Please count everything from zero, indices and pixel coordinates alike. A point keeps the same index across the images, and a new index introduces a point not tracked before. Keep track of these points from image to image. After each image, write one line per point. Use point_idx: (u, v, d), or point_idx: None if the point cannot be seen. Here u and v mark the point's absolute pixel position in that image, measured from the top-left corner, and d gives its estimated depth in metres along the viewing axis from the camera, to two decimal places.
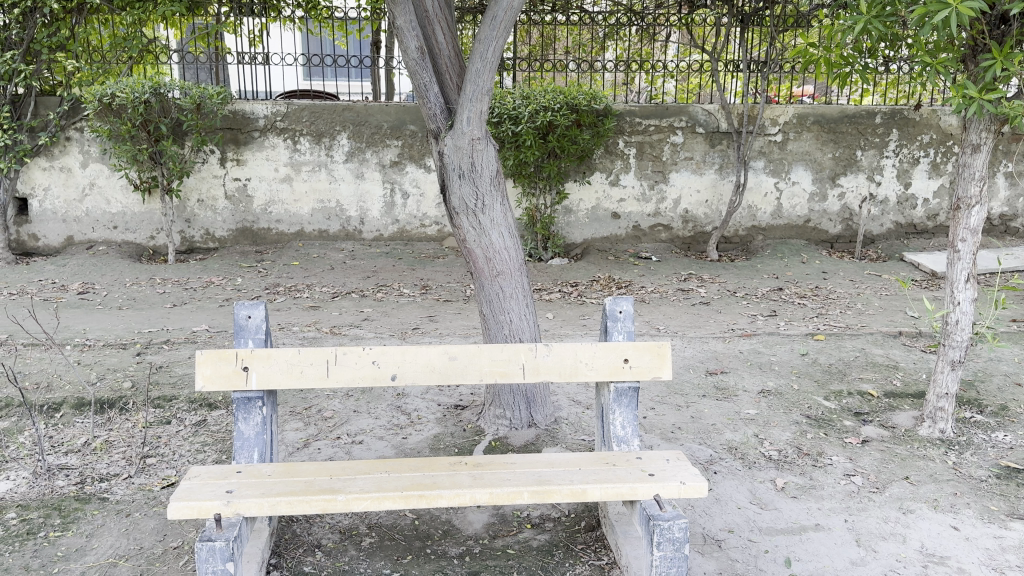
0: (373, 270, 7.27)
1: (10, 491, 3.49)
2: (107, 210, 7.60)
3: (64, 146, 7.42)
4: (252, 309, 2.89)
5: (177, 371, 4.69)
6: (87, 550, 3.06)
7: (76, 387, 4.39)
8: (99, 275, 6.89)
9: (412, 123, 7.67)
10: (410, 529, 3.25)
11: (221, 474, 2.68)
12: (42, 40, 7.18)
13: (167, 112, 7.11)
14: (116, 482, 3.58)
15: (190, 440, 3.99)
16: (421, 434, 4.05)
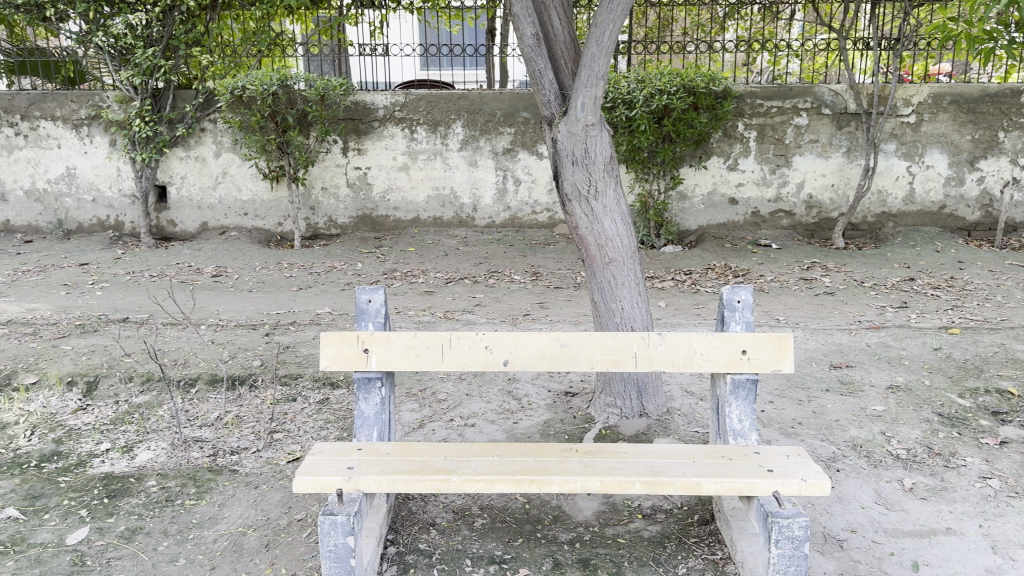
0: (485, 256, 7.36)
1: (151, 460, 3.76)
2: (239, 197, 8.02)
3: (199, 137, 7.88)
4: (372, 293, 2.99)
5: (302, 351, 4.90)
6: (219, 519, 3.26)
7: (209, 364, 4.67)
8: (231, 259, 7.30)
9: (525, 110, 7.70)
10: (521, 513, 3.29)
11: (342, 451, 2.80)
12: (180, 36, 7.59)
13: (293, 103, 7.38)
14: (246, 455, 3.80)
15: (313, 417, 4.18)
16: (531, 419, 4.08)
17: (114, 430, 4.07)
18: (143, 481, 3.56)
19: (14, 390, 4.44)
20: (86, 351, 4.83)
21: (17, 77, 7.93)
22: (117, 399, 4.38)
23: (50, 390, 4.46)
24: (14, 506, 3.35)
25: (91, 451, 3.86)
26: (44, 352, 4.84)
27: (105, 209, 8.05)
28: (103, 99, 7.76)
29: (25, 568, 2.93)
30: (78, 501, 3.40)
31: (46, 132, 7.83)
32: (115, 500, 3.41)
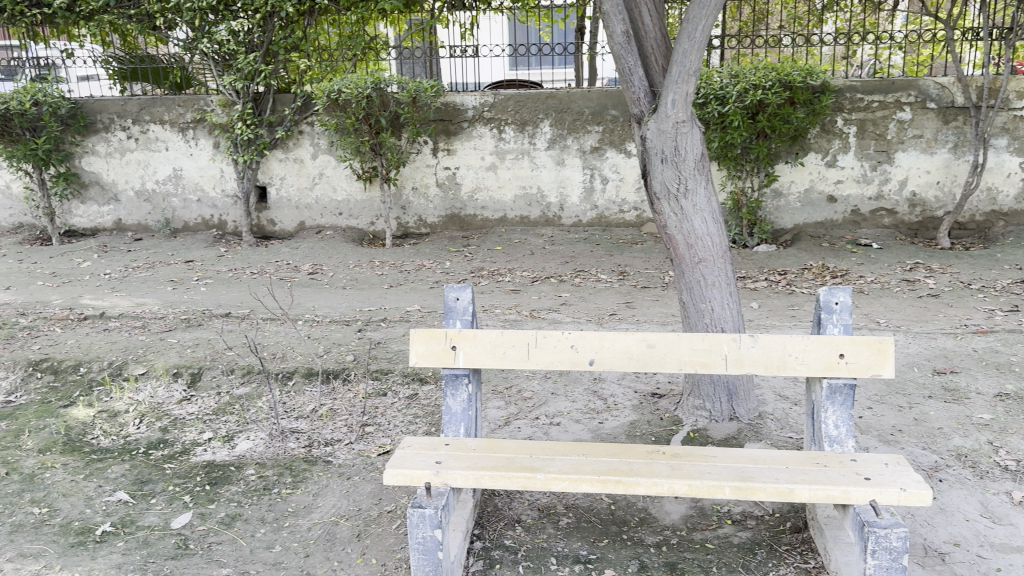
0: (572, 255, 7.35)
1: (249, 450, 3.93)
2: (334, 197, 8.27)
3: (297, 139, 8.16)
4: (460, 291, 3.02)
5: (393, 347, 5.02)
6: (313, 508, 3.38)
7: (305, 358, 4.84)
8: (327, 257, 7.54)
9: (614, 107, 7.64)
10: (607, 513, 3.28)
11: (431, 446, 2.85)
12: (280, 42, 7.85)
13: (386, 105, 7.54)
14: (339, 447, 3.92)
15: (402, 411, 4.27)
16: (617, 420, 4.06)
17: (215, 420, 4.27)
18: (242, 470, 3.73)
19: (125, 380, 4.72)
20: (192, 345, 5.09)
21: (128, 84, 8.36)
22: (219, 390, 4.60)
23: (158, 380, 4.71)
24: (124, 489, 3.57)
25: (194, 440, 4.06)
26: (152, 345, 5.12)
27: (210, 209, 8.44)
28: (207, 103, 8.12)
29: (134, 549, 3.11)
30: (182, 487, 3.59)
31: (156, 135, 8.28)
32: (216, 487, 3.58)
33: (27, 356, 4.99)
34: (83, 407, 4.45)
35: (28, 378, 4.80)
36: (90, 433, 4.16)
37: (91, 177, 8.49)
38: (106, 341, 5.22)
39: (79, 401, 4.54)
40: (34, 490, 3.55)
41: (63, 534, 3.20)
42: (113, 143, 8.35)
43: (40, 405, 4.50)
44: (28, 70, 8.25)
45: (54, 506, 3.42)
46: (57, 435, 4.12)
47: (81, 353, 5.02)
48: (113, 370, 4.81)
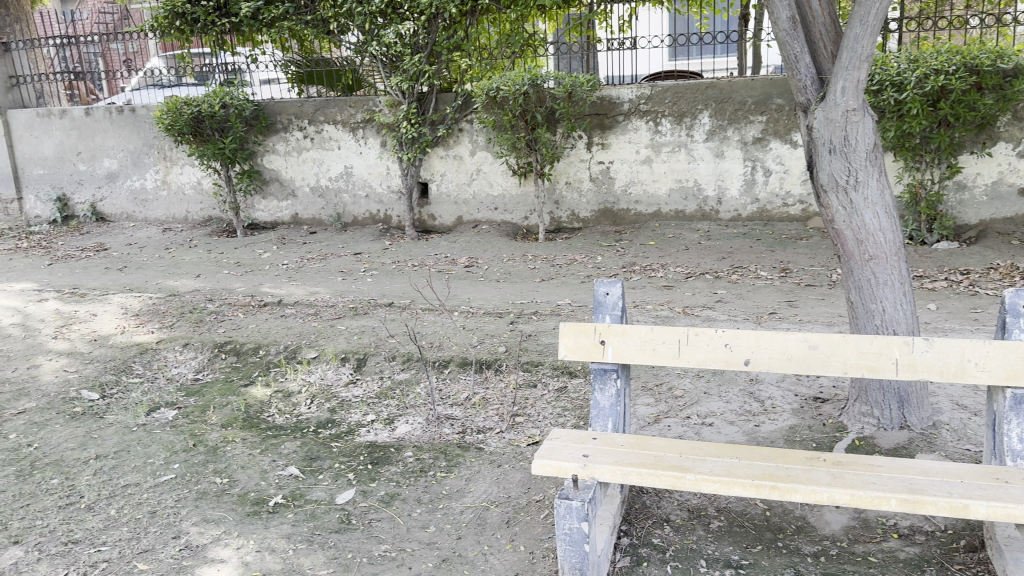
0: (729, 251, 7.13)
1: (408, 433, 4.12)
2: (490, 192, 8.48)
3: (457, 137, 8.43)
4: (610, 287, 3.02)
5: (543, 340, 5.08)
6: (465, 492, 3.50)
7: (460, 348, 5.01)
8: (482, 251, 7.74)
9: (780, 96, 7.33)
10: (761, 519, 3.17)
11: (579, 439, 2.88)
12: (443, 42, 8.08)
13: (543, 101, 7.63)
14: (491, 435, 4.03)
15: (552, 403, 4.33)
16: (775, 424, 3.91)
17: (377, 403, 4.52)
18: (401, 452, 3.92)
19: (298, 362, 5.08)
20: (357, 332, 5.39)
21: (305, 86, 8.94)
22: (382, 375, 4.84)
23: (327, 363, 5.03)
24: (295, 465, 3.85)
25: (358, 421, 4.31)
26: (323, 330, 5.47)
27: (376, 205, 8.89)
28: (376, 104, 8.55)
29: (302, 521, 3.35)
30: (347, 465, 3.83)
31: (329, 135, 8.82)
32: (377, 467, 3.79)
33: (213, 338, 5.48)
34: (261, 386, 4.84)
35: (214, 358, 5.27)
36: (267, 411, 4.51)
37: (271, 175, 9.17)
38: (282, 326, 5.64)
39: (257, 381, 4.94)
40: (217, 461, 3.90)
41: (241, 503, 3.50)
42: (291, 143, 8.98)
43: (223, 383, 4.93)
44: (218, 75, 8.97)
45: (234, 477, 3.75)
46: (238, 411, 4.50)
47: (260, 337, 5.45)
48: (287, 353, 5.18)
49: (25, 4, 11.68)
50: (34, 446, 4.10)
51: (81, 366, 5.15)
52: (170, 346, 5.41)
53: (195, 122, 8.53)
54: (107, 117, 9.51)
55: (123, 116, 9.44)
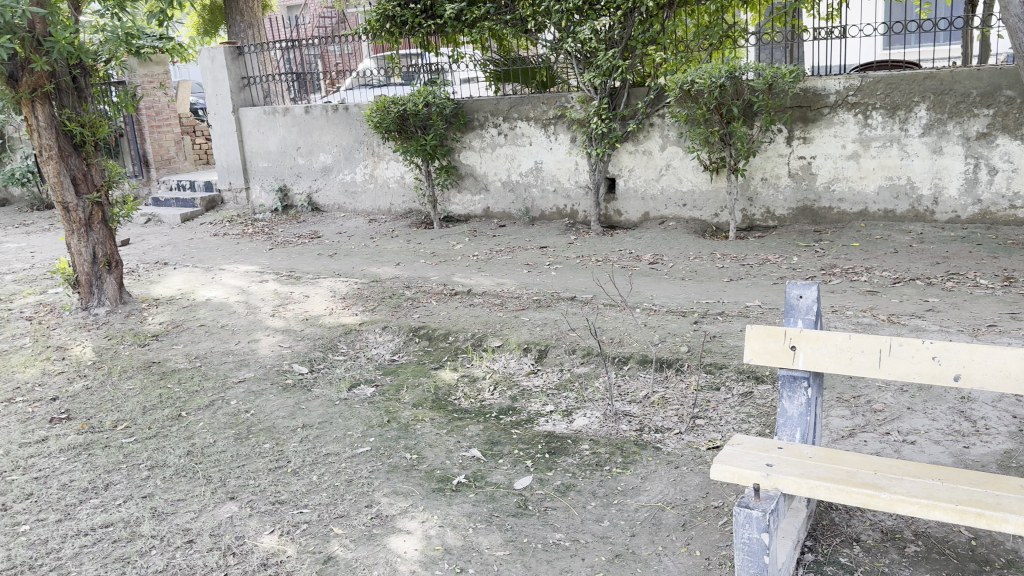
0: (943, 255, 6.55)
1: (586, 426, 4.17)
2: (679, 188, 8.32)
3: (648, 132, 8.34)
4: (804, 289, 2.89)
5: (729, 341, 4.94)
6: (641, 490, 3.50)
7: (642, 345, 4.98)
8: (669, 248, 7.63)
9: (1010, 87, 6.65)
10: (965, 548, 2.91)
11: (763, 447, 2.79)
12: (638, 37, 7.97)
13: (740, 93, 7.38)
14: (670, 435, 3.99)
15: (735, 408, 4.20)
16: (987, 447, 3.56)
17: (557, 394, 4.61)
18: (578, 444, 3.98)
19: (484, 350, 5.29)
20: (541, 323, 5.51)
21: (502, 85, 9.25)
22: (562, 367, 4.92)
23: (511, 352, 5.19)
24: (477, 447, 4.02)
25: (538, 411, 4.42)
26: (508, 321, 5.64)
27: (564, 199, 9.01)
28: (568, 100, 8.64)
29: (482, 502, 3.50)
30: (525, 452, 3.94)
31: (523, 131, 9.03)
32: (554, 457, 3.87)
33: (409, 322, 5.82)
34: (449, 370, 5.09)
35: (408, 342, 5.61)
36: (454, 394, 4.74)
37: (467, 170, 9.55)
38: (470, 315, 5.88)
39: (446, 365, 5.20)
40: (408, 438, 4.16)
41: (427, 480, 3.72)
42: (486, 139, 9.31)
43: (415, 365, 5.24)
44: (423, 75, 9.39)
45: (422, 454, 3.98)
46: (428, 393, 4.77)
47: (450, 323, 5.73)
48: (474, 341, 5.41)
49: (258, 13, 12.94)
50: (252, 412, 4.58)
51: (294, 342, 5.67)
52: (370, 329, 5.81)
53: (400, 121, 9.04)
54: (324, 115, 10.35)
55: (338, 115, 10.24)
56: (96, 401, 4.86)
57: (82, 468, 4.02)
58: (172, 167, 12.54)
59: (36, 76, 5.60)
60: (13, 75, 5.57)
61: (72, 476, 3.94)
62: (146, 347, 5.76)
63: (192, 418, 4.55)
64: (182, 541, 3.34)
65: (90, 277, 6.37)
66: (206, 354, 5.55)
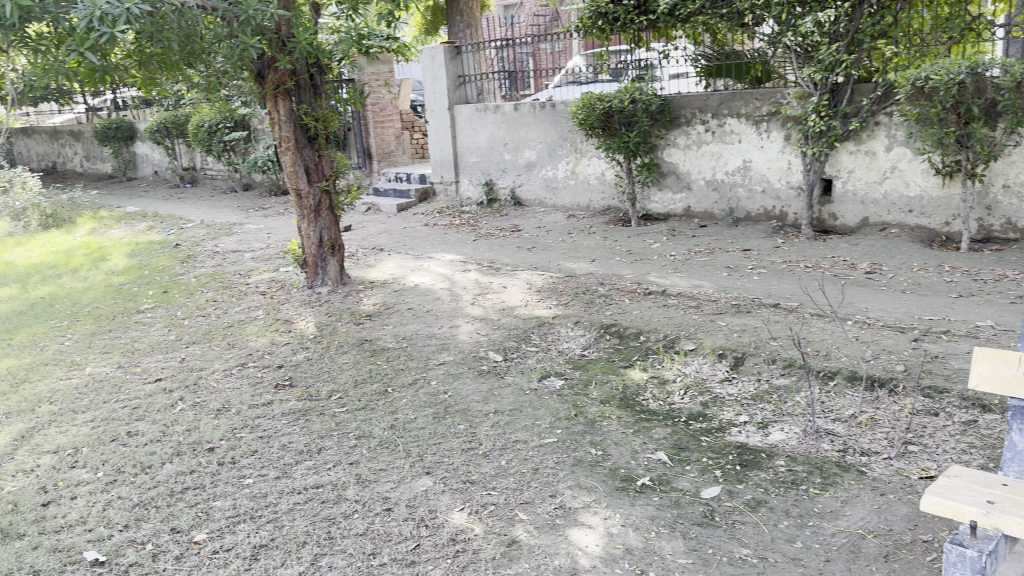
0: None
1: (782, 441, 3.98)
2: (905, 193, 7.69)
3: (872, 131, 7.76)
4: None
5: (953, 364, 4.50)
6: (840, 515, 3.28)
7: (851, 360, 4.66)
8: (889, 257, 7.09)
9: None
10: None
11: (984, 482, 2.51)
12: (867, 29, 7.32)
13: (982, 91, 6.68)
14: (876, 459, 3.71)
15: (955, 437, 3.82)
16: None
17: (753, 405, 4.43)
18: (773, 459, 3.81)
19: (677, 352, 5.19)
20: (739, 329, 5.32)
21: (713, 80, 9.07)
22: (759, 377, 4.73)
23: (705, 357, 5.05)
24: (664, 451, 3.96)
25: (730, 420, 4.28)
26: (704, 324, 5.50)
27: (773, 201, 8.62)
28: (784, 96, 8.26)
29: (667, 506, 3.45)
30: (715, 462, 3.83)
31: (732, 128, 8.74)
32: (746, 469, 3.73)
33: (601, 319, 5.84)
34: (640, 370, 5.05)
35: (600, 338, 5.63)
36: (643, 394, 4.70)
37: (670, 167, 9.39)
38: (664, 315, 5.80)
39: (637, 364, 5.15)
40: (595, 434, 4.18)
41: (612, 477, 3.72)
42: (692, 136, 9.10)
43: (606, 362, 5.25)
44: (631, 71, 9.41)
45: (607, 451, 3.98)
46: (617, 391, 4.76)
47: (643, 323, 5.68)
48: (667, 342, 5.33)
49: (476, 12, 13.47)
50: (448, 394, 4.81)
51: (490, 331, 5.87)
52: (563, 322, 5.89)
53: (605, 117, 9.01)
54: (531, 111, 10.56)
55: (545, 111, 10.44)
56: (313, 372, 5.32)
57: (299, 432, 4.42)
58: (391, 159, 13.41)
59: (280, 74, 6.17)
60: (261, 73, 6.18)
61: (291, 438, 4.34)
62: (360, 325, 6.22)
63: (395, 395, 4.85)
64: (381, 508, 3.57)
65: (316, 259, 6.99)
66: (410, 336, 5.89)
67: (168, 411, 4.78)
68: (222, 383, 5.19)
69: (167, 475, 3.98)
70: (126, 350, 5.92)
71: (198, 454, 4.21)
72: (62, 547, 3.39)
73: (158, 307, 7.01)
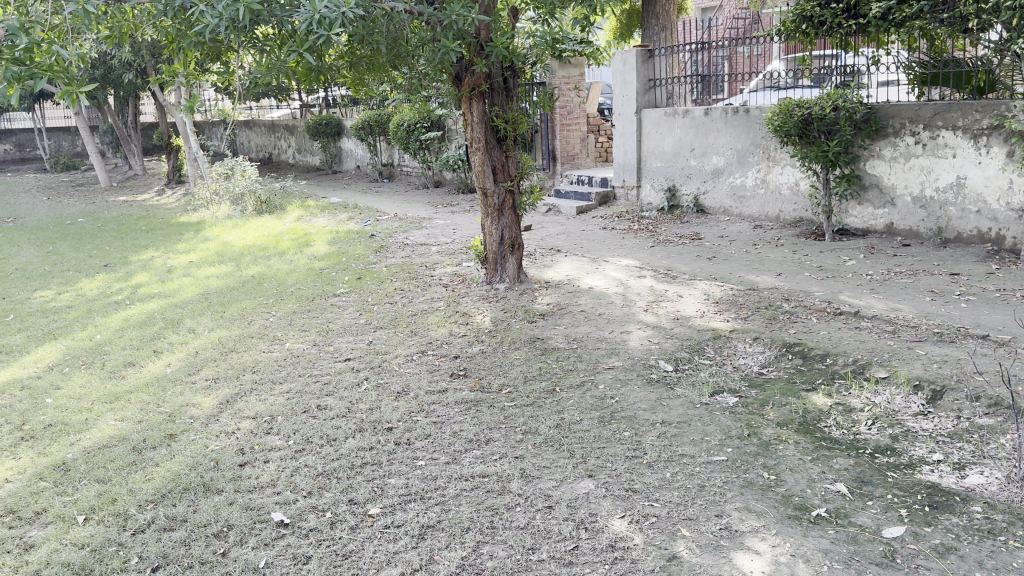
0: None
1: (980, 486, 3.64)
2: None
3: None
4: None
5: None
6: None
7: None
8: None
9: None
10: None
11: None
12: None
13: None
14: None
15: None
16: None
17: (949, 443, 4.08)
18: (968, 504, 3.49)
19: (866, 380, 4.88)
20: (938, 360, 4.91)
21: (927, 88, 8.41)
22: (959, 415, 4.35)
23: (897, 387, 4.71)
24: (844, 483, 3.74)
25: (922, 457, 3.97)
26: (899, 351, 5.13)
27: (989, 222, 7.87)
28: (1009, 108, 7.50)
29: (843, 541, 3.26)
30: (901, 500, 3.57)
31: (946, 141, 8.09)
32: (936, 512, 3.45)
33: (783, 337, 5.60)
34: (822, 395, 4.79)
35: (781, 357, 5.40)
36: (824, 421, 4.45)
37: (872, 181, 8.84)
38: (853, 338, 5.47)
39: (820, 388, 4.89)
40: (767, 456, 4.02)
41: (783, 504, 3.56)
42: (899, 148, 8.50)
43: (785, 383, 5.02)
44: (835, 77, 8.95)
45: (781, 476, 3.82)
46: (795, 414, 4.54)
47: (829, 344, 5.39)
48: (855, 368, 5.03)
49: (673, 16, 13.30)
50: (617, 399, 4.80)
51: (663, 339, 5.79)
52: (741, 337, 5.71)
53: (803, 124, 8.62)
54: (722, 117, 10.28)
55: (737, 117, 10.11)
56: (487, 364, 5.49)
57: (471, 421, 4.58)
58: (576, 162, 13.54)
59: (475, 77, 6.41)
60: (459, 76, 6.47)
61: (463, 426, 4.51)
62: (534, 323, 6.33)
63: (564, 395, 4.90)
64: (543, 505, 3.63)
65: (496, 256, 7.21)
66: (581, 338, 5.93)
67: (354, 389, 5.12)
68: (404, 368, 5.49)
69: (349, 449, 4.26)
70: (321, 330, 6.39)
71: (378, 433, 4.47)
72: (254, 506, 3.72)
73: (351, 292, 7.51)
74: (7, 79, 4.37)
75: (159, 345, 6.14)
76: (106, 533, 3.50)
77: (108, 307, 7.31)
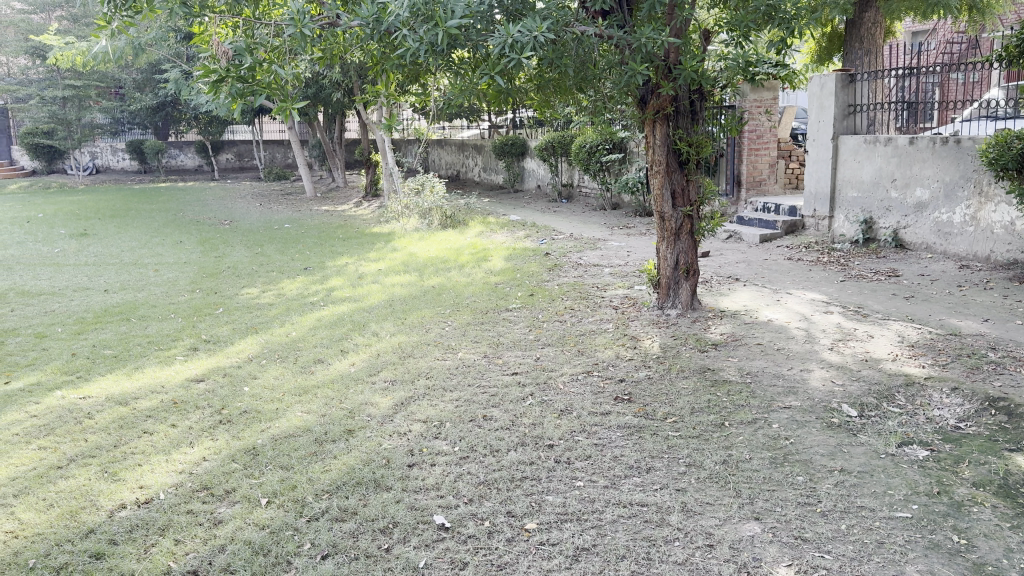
0: None
1: None
2: None
3: None
4: None
5: None
6: None
7: None
8: None
9: None
10: None
11: None
12: None
13: None
14: None
15: None
16: None
17: None
18: None
19: None
20: None
21: None
22: None
23: None
24: None
25: None
26: None
27: None
28: None
29: None
30: None
31: None
32: None
33: (986, 391, 5.09)
34: None
35: (982, 411, 4.90)
36: None
37: None
38: None
39: None
40: (959, 518, 3.65)
41: (974, 572, 3.22)
42: None
43: (986, 440, 4.53)
44: None
45: (973, 541, 3.46)
46: (996, 475, 4.10)
47: None
48: None
49: (879, 38, 12.51)
50: (791, 441, 4.55)
51: (847, 381, 5.44)
52: (938, 387, 5.25)
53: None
54: (929, 146, 9.54)
55: (947, 147, 9.34)
56: (653, 391, 5.40)
57: (632, 447, 4.52)
58: (762, 188, 13.05)
59: (661, 100, 6.40)
60: (644, 98, 6.45)
61: (623, 452, 4.46)
62: (705, 353, 6.16)
63: (733, 430, 4.72)
64: (703, 543, 3.51)
65: (669, 281, 7.07)
66: (756, 373, 5.69)
67: (519, 404, 5.20)
68: (569, 387, 5.51)
69: (510, 462, 4.33)
70: (492, 343, 6.56)
71: (539, 448, 4.52)
72: (418, 506, 3.87)
73: (523, 307, 7.67)
74: (232, 95, 4.96)
75: (345, 345, 6.57)
76: (284, 518, 3.78)
77: (304, 307, 7.93)
